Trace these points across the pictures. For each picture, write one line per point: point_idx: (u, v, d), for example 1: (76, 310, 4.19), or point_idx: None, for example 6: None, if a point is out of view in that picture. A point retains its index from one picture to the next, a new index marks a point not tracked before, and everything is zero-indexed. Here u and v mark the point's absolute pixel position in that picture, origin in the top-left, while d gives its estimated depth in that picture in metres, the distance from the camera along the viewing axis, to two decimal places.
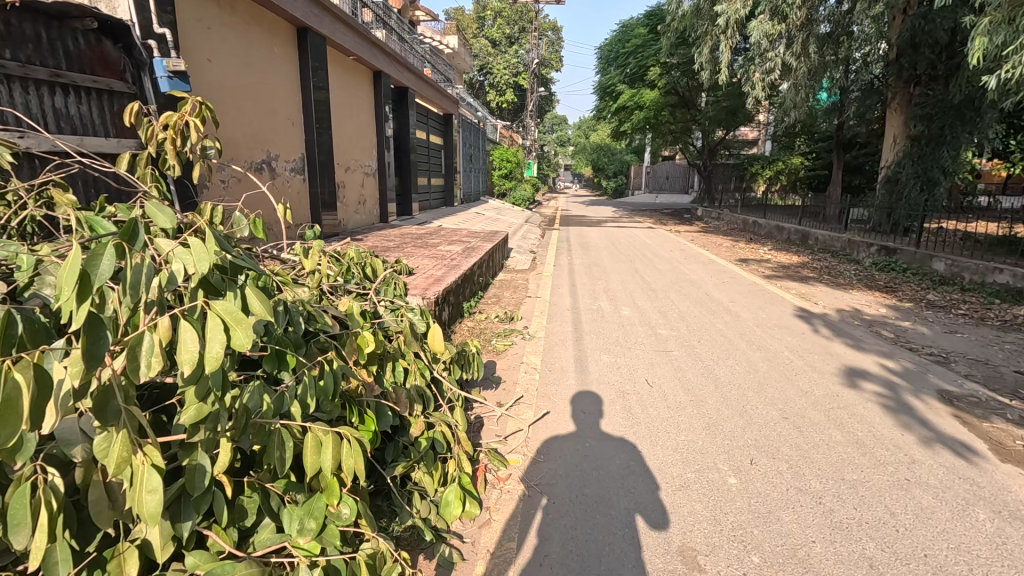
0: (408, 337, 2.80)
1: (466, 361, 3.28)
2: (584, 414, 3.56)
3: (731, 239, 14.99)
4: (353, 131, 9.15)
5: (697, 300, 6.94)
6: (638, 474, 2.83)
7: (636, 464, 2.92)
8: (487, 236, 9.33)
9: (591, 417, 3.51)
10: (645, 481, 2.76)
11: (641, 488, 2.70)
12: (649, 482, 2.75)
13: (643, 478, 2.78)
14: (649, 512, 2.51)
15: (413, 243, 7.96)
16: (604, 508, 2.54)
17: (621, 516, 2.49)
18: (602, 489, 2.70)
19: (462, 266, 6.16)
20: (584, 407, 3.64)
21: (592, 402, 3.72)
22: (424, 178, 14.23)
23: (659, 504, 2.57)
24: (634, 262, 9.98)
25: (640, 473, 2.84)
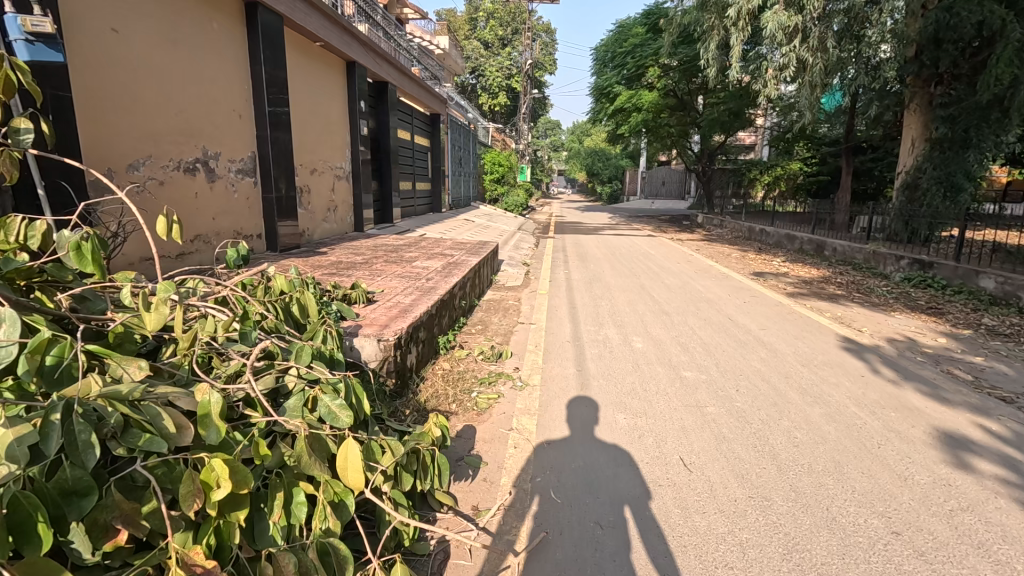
0: (312, 449, 1.71)
1: (418, 465, 2.16)
2: (579, 423, 3.42)
3: (739, 248, 13.96)
4: (320, 128, 8.02)
5: (720, 326, 5.85)
6: (634, 494, 2.64)
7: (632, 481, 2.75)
8: (474, 248, 8.20)
9: (586, 428, 3.37)
10: (641, 506, 2.55)
11: (637, 514, 2.49)
12: (646, 506, 2.55)
13: (639, 500, 2.59)
14: (649, 539, 2.31)
15: (386, 257, 6.83)
16: (598, 531, 2.37)
17: (615, 544, 2.29)
18: (595, 513, 2.49)
19: (439, 289, 5.04)
20: (580, 416, 3.51)
21: (589, 411, 3.60)
22: (407, 183, 13.07)
23: (657, 531, 2.37)
24: (639, 276, 8.89)
25: (637, 494, 2.64)
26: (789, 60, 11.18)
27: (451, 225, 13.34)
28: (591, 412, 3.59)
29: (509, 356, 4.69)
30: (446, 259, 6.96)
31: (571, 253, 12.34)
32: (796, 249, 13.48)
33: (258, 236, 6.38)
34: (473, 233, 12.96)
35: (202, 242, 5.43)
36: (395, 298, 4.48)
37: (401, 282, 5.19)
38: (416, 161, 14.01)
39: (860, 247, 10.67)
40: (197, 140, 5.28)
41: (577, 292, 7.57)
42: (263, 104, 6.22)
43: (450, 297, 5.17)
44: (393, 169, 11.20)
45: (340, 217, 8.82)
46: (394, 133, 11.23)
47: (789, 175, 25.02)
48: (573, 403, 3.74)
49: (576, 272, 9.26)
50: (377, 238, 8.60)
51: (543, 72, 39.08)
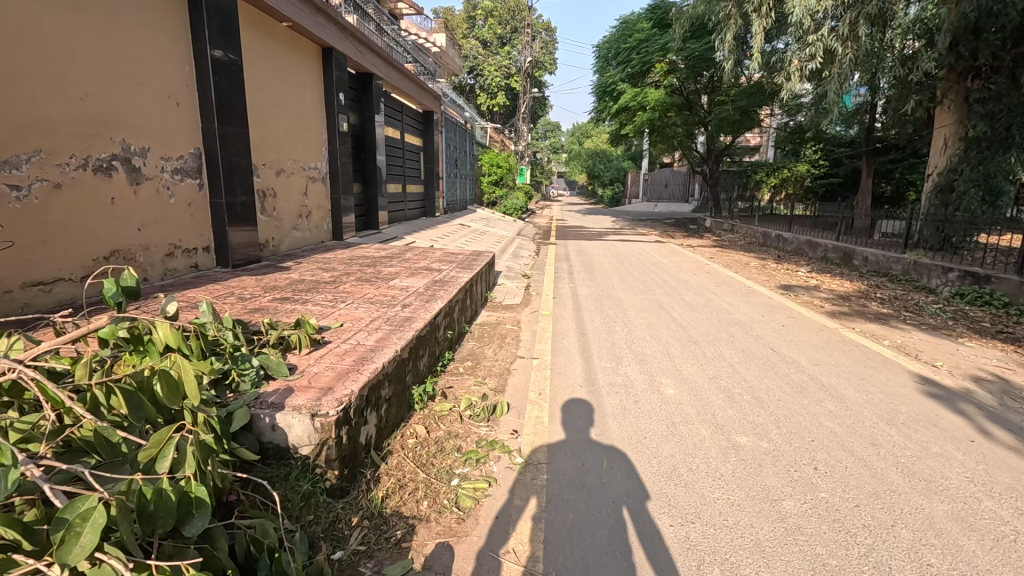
0: None
1: None
2: (577, 426, 3.45)
3: (755, 256, 12.91)
4: (289, 123, 6.98)
5: (763, 361, 4.78)
6: (632, 496, 2.68)
7: (629, 482, 2.80)
8: (466, 260, 7.13)
9: (584, 430, 3.41)
10: (640, 508, 2.58)
11: (635, 515, 2.52)
12: (643, 507, 2.59)
13: (637, 501, 2.63)
14: (645, 539, 2.36)
15: (360, 272, 5.77)
16: (595, 531, 2.41)
17: (610, 544, 2.33)
18: (592, 514, 2.53)
19: (418, 320, 3.98)
20: (577, 418, 3.54)
21: (586, 413, 3.64)
22: (396, 186, 11.98)
23: (653, 529, 2.42)
24: (654, 291, 7.83)
25: (634, 495, 2.68)
26: (816, 50, 10.16)
27: (444, 232, 12.27)
28: (588, 414, 3.63)
29: (505, 410, 3.63)
30: (431, 274, 5.90)
31: (574, 262, 11.26)
32: (818, 258, 12.44)
33: (205, 249, 5.32)
34: (467, 241, 11.87)
35: (124, 257, 4.37)
36: (354, 338, 3.40)
37: (369, 311, 4.12)
38: (407, 162, 12.92)
39: (895, 256, 9.64)
40: (114, 132, 4.23)
41: (585, 313, 6.52)
42: (210, 91, 5.15)
43: (432, 329, 4.10)
44: (379, 170, 10.14)
45: (314, 225, 7.77)
46: (381, 130, 10.17)
47: (798, 177, 24.02)
48: (570, 405, 3.77)
49: (581, 286, 8.20)
50: (355, 249, 7.52)
51: (543, 71, 38.09)
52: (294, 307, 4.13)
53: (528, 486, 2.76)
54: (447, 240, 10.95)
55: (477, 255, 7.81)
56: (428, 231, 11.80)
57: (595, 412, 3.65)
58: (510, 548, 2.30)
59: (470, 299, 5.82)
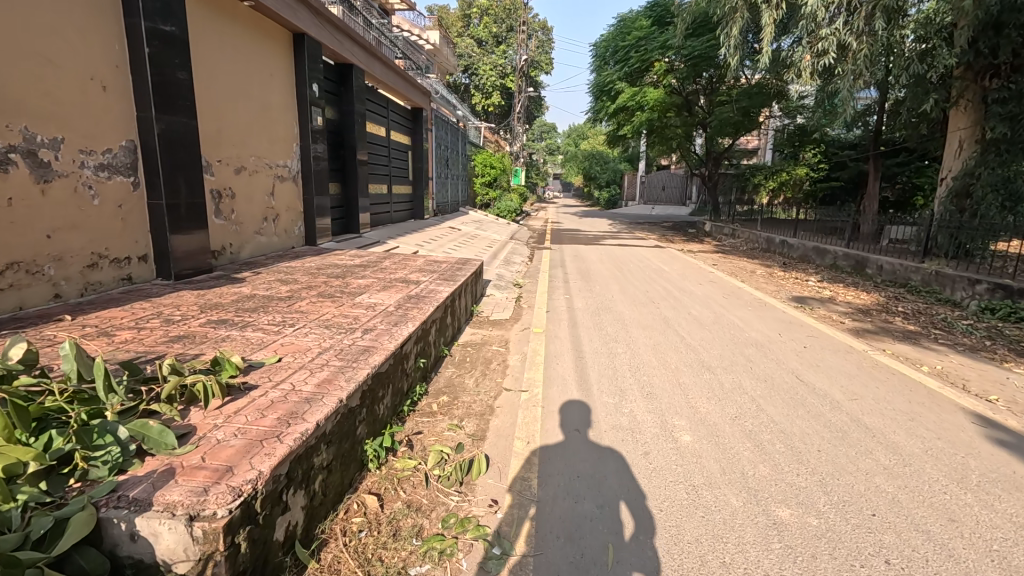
0: None
1: None
2: (574, 427, 3.47)
3: (760, 264, 12.24)
4: (251, 115, 6.24)
5: (791, 395, 4.07)
6: (631, 497, 2.70)
7: (628, 482, 2.82)
8: (449, 270, 6.39)
9: (581, 431, 3.43)
10: (639, 508, 2.60)
11: (635, 516, 2.54)
12: (642, 507, 2.61)
13: (636, 501, 2.65)
14: (645, 539, 2.37)
15: (324, 285, 5.04)
16: (597, 530, 2.43)
17: (612, 545, 2.33)
18: (592, 514, 2.55)
19: (378, 350, 3.24)
20: (574, 420, 3.56)
21: (583, 414, 3.65)
22: (380, 186, 11.21)
23: (652, 529, 2.44)
24: (657, 305, 7.13)
25: (633, 496, 2.70)
26: (829, 45, 9.53)
27: (431, 236, 11.51)
28: (585, 415, 3.66)
29: (483, 466, 2.92)
30: (407, 288, 5.16)
31: (569, 269, 10.53)
32: (827, 266, 11.80)
33: (140, 258, 4.57)
34: (455, 246, 11.12)
35: (27, 270, 3.61)
36: (289, 381, 2.65)
37: (319, 339, 3.37)
38: (393, 162, 12.16)
39: (913, 265, 9.01)
40: (11, 120, 3.47)
41: (581, 331, 5.80)
42: (147, 78, 4.43)
43: (397, 361, 3.37)
44: (360, 169, 9.37)
45: (282, 229, 7.03)
46: (362, 127, 9.42)
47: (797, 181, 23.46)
48: (568, 407, 3.79)
49: (577, 298, 7.49)
50: (326, 256, 6.77)
51: (539, 71, 37.45)
52: (228, 334, 3.38)
53: (526, 487, 2.77)
54: (433, 246, 10.20)
55: (462, 263, 7.07)
56: (414, 235, 11.05)
57: (592, 413, 3.68)
58: (511, 548, 2.31)
59: (450, 317, 5.09)
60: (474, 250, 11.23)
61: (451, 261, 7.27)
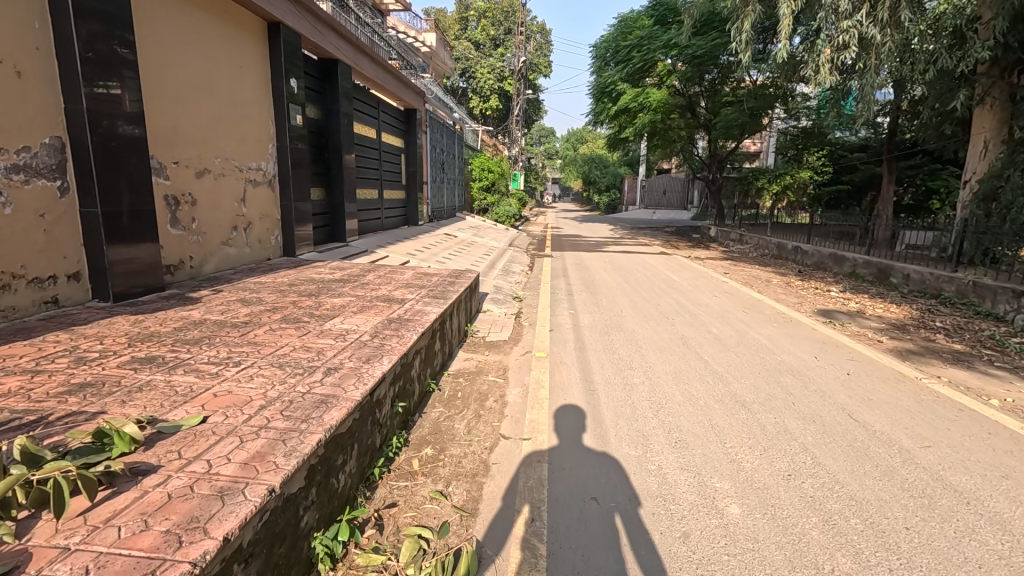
0: None
1: None
2: (567, 433, 3.45)
3: (773, 272, 11.54)
4: (217, 112, 5.55)
5: (853, 444, 3.33)
6: (624, 506, 2.65)
7: (621, 489, 2.79)
8: (439, 285, 5.66)
9: (575, 437, 3.41)
10: (631, 516, 2.56)
11: (627, 524, 2.50)
12: (635, 515, 2.57)
13: (629, 509, 2.62)
14: (636, 548, 2.34)
15: (291, 307, 4.31)
16: (588, 539, 2.40)
17: (603, 554, 2.30)
18: (583, 523, 2.51)
19: (339, 400, 2.51)
20: (567, 426, 3.54)
21: (577, 421, 3.63)
22: (369, 191, 10.49)
23: (646, 539, 2.40)
24: (671, 321, 6.42)
25: (625, 504, 2.66)
26: (851, 38, 8.88)
27: (423, 244, 10.78)
28: (579, 420, 3.65)
29: (474, 564, 2.18)
30: (388, 309, 4.43)
31: (571, 278, 9.82)
32: (845, 274, 11.08)
33: (67, 277, 3.85)
34: (449, 255, 10.39)
35: None
36: (207, 456, 1.92)
37: (264, 386, 2.63)
38: (383, 165, 11.44)
39: (945, 274, 8.32)
40: None
41: (589, 355, 5.08)
42: (75, 63, 3.72)
43: (365, 414, 2.65)
44: (346, 173, 8.65)
45: (255, 239, 6.31)
46: (348, 127, 8.71)
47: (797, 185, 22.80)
48: (562, 412, 3.78)
49: (582, 314, 6.78)
50: (303, 270, 6.04)
51: (537, 75, 36.93)
52: (150, 379, 2.64)
53: (519, 496, 2.74)
54: (424, 255, 9.46)
55: (455, 276, 6.34)
56: (404, 243, 10.30)
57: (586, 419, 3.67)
58: (503, 557, 2.29)
59: (438, 342, 4.36)
60: (469, 259, 10.50)
61: (443, 273, 6.56)
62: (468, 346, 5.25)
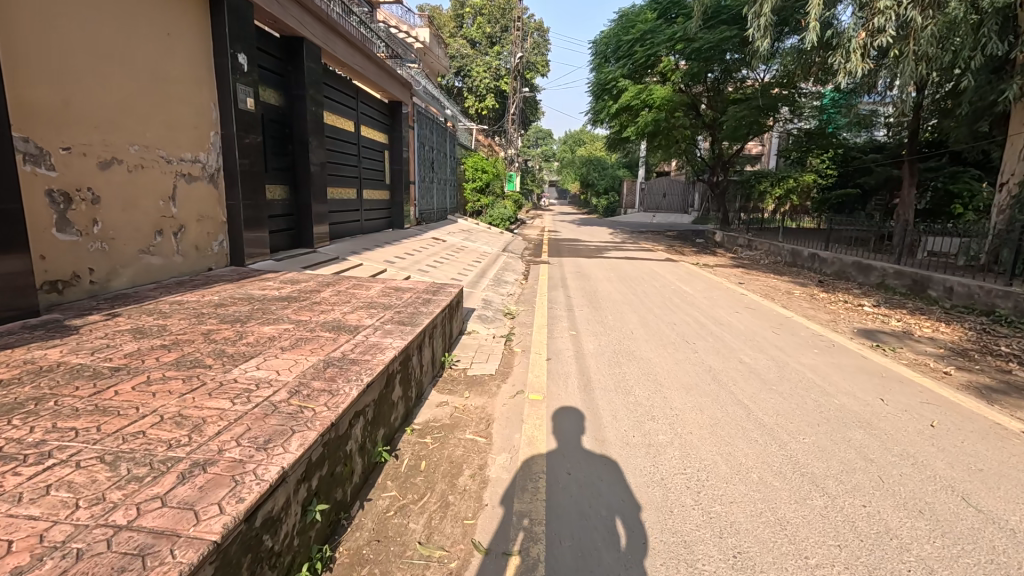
0: None
1: None
2: (566, 434, 3.40)
3: (792, 282, 10.50)
4: (134, 88, 4.47)
5: (996, 561, 2.25)
6: (624, 507, 2.60)
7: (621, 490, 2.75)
8: (410, 305, 4.55)
9: (574, 439, 3.36)
10: (632, 518, 2.52)
11: (628, 526, 2.46)
12: (635, 517, 2.53)
13: (630, 510, 2.57)
14: (636, 551, 2.29)
15: (200, 341, 3.19)
16: (589, 540, 2.36)
17: (602, 555, 2.27)
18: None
19: (172, 549, 1.40)
20: (566, 427, 3.49)
21: (576, 423, 3.57)
22: (344, 191, 9.37)
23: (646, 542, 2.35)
24: (692, 347, 5.34)
25: (626, 505, 2.61)
26: (886, 21, 7.90)
27: (405, 249, 9.66)
28: (579, 422, 3.60)
29: None
30: (332, 343, 3.32)
31: (570, 289, 8.74)
32: (873, 285, 10.04)
33: None
34: (433, 262, 9.27)
35: None
36: None
37: (55, 512, 1.52)
38: (362, 162, 10.32)
39: (997, 288, 7.30)
40: None
41: (597, 399, 3.98)
42: None
43: (236, 556, 1.56)
44: (313, 170, 7.54)
45: (190, 245, 5.23)
46: (315, 117, 7.60)
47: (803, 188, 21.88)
48: (562, 413, 3.72)
49: (586, 336, 5.70)
50: (245, 285, 4.93)
51: (535, 74, 35.93)
52: None
53: (520, 497, 2.69)
54: (404, 264, 8.34)
55: (433, 292, 5.24)
56: (383, 248, 9.17)
57: (585, 421, 3.61)
58: None
59: (397, 390, 3.25)
60: (456, 268, 9.39)
61: (419, 287, 5.47)
62: (442, 386, 4.14)
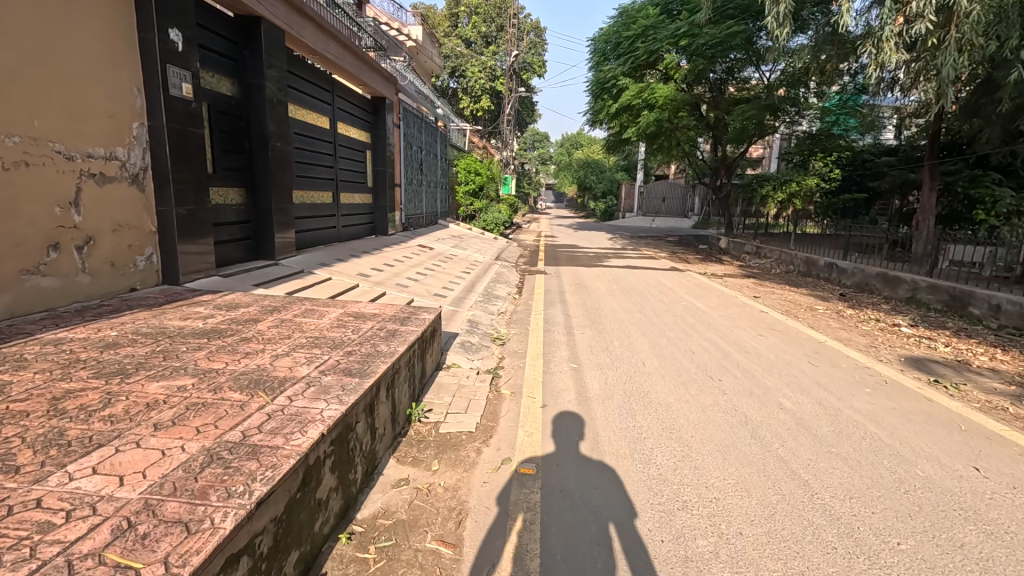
0: None
1: None
2: (564, 440, 3.41)
3: (812, 296, 9.56)
4: (16, 65, 3.50)
5: None
6: (621, 515, 2.61)
7: (617, 498, 2.76)
8: (365, 341, 3.56)
9: (571, 445, 3.38)
10: (627, 527, 2.52)
11: (623, 535, 2.47)
12: (631, 526, 2.53)
13: (625, 517, 2.59)
14: (632, 559, 2.30)
15: (39, 413, 2.21)
16: (585, 548, 2.37)
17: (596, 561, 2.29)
18: None
19: None
20: (565, 434, 3.50)
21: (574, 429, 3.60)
22: (315, 194, 8.37)
23: (641, 550, 2.36)
24: (720, 387, 4.37)
25: (622, 512, 2.64)
26: (925, 5, 7.02)
27: (385, 259, 8.67)
28: (577, 428, 3.61)
29: None
30: (236, 413, 2.33)
31: (568, 304, 7.79)
32: (902, 299, 9.12)
33: None
34: (415, 274, 8.28)
35: None
36: None
37: None
38: (339, 163, 9.34)
39: None
40: None
41: (609, 474, 3.02)
42: None
43: None
44: (273, 171, 6.55)
45: (103, 262, 4.25)
46: (276, 110, 6.61)
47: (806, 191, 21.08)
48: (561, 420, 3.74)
49: (589, 372, 4.72)
50: (165, 312, 3.96)
51: (531, 74, 35.01)
52: None
53: (515, 505, 2.70)
54: (380, 277, 7.34)
55: (400, 319, 4.25)
56: (358, 258, 8.18)
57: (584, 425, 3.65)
58: None
59: (325, 476, 2.25)
60: (441, 279, 8.40)
61: (385, 312, 4.48)
62: (401, 454, 3.15)
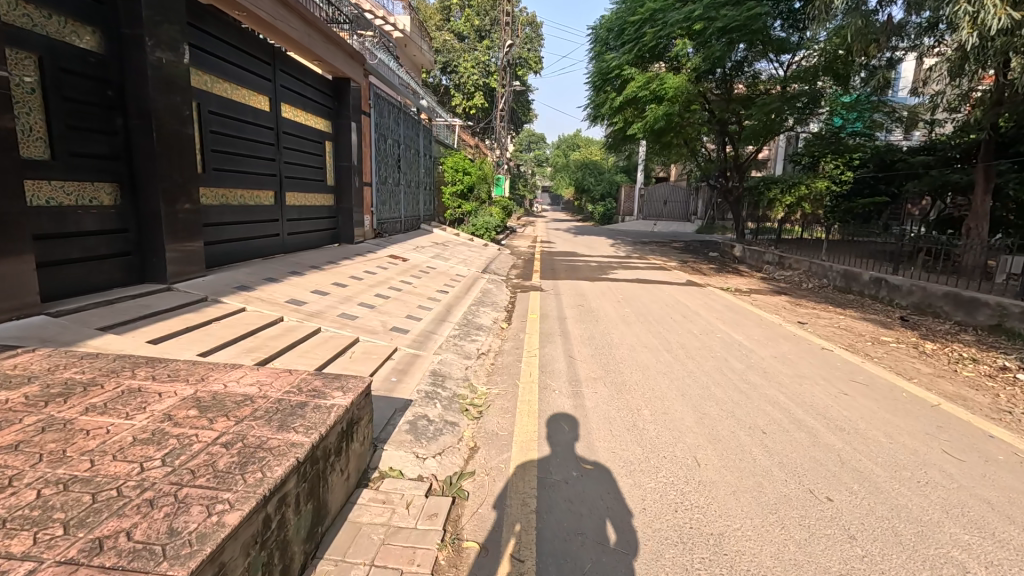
0: None
1: None
2: (558, 442, 3.41)
3: (869, 322, 7.76)
4: None
5: None
6: None
7: (611, 495, 2.81)
8: (159, 500, 1.68)
9: (564, 445, 3.38)
10: (622, 526, 2.55)
11: (619, 536, 2.49)
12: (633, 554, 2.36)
13: None
14: None
15: None
16: (583, 549, 2.38)
17: (590, 558, 2.33)
18: None
19: None
20: (557, 434, 3.50)
21: (568, 428, 3.60)
22: (244, 194, 6.49)
23: None
24: (847, 535, 2.50)
25: None
26: None
27: (336, 276, 6.79)
28: (570, 427, 3.61)
29: None
30: None
31: (570, 338, 5.93)
32: (983, 327, 7.35)
33: None
34: (370, 295, 6.37)
35: None
36: None
37: None
38: (282, 156, 7.44)
39: None
40: None
41: None
42: None
43: None
44: (160, 162, 4.70)
45: None
46: (166, 76, 4.74)
47: (815, 195, 19.57)
48: (552, 419, 3.75)
49: (615, 490, 2.87)
50: None
51: (526, 71, 33.19)
52: None
53: (510, 505, 2.72)
54: (316, 304, 5.44)
55: (279, 416, 2.35)
56: (294, 276, 6.26)
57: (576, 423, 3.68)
58: None
59: None
60: (406, 302, 6.53)
61: (262, 393, 2.60)
62: None
